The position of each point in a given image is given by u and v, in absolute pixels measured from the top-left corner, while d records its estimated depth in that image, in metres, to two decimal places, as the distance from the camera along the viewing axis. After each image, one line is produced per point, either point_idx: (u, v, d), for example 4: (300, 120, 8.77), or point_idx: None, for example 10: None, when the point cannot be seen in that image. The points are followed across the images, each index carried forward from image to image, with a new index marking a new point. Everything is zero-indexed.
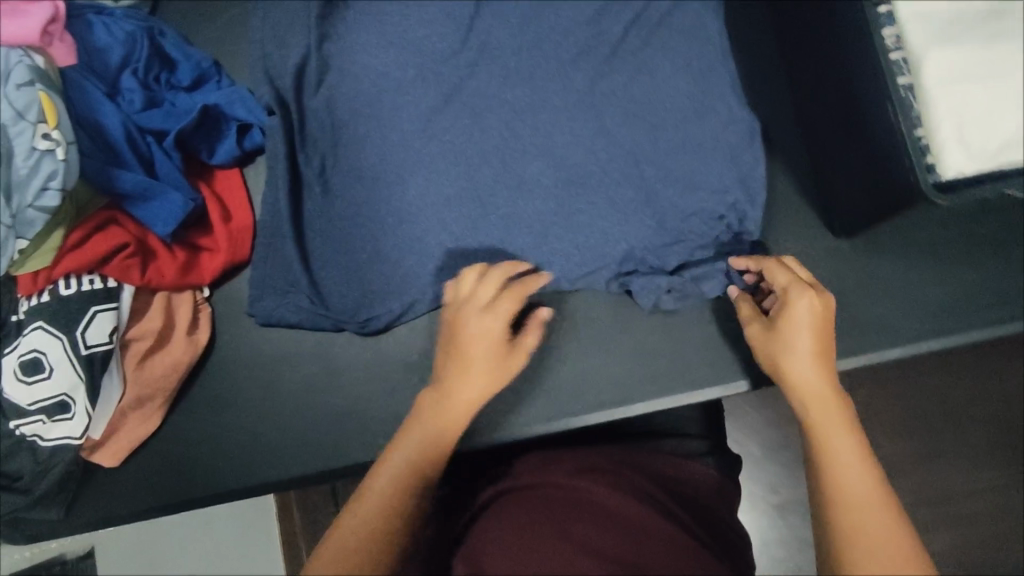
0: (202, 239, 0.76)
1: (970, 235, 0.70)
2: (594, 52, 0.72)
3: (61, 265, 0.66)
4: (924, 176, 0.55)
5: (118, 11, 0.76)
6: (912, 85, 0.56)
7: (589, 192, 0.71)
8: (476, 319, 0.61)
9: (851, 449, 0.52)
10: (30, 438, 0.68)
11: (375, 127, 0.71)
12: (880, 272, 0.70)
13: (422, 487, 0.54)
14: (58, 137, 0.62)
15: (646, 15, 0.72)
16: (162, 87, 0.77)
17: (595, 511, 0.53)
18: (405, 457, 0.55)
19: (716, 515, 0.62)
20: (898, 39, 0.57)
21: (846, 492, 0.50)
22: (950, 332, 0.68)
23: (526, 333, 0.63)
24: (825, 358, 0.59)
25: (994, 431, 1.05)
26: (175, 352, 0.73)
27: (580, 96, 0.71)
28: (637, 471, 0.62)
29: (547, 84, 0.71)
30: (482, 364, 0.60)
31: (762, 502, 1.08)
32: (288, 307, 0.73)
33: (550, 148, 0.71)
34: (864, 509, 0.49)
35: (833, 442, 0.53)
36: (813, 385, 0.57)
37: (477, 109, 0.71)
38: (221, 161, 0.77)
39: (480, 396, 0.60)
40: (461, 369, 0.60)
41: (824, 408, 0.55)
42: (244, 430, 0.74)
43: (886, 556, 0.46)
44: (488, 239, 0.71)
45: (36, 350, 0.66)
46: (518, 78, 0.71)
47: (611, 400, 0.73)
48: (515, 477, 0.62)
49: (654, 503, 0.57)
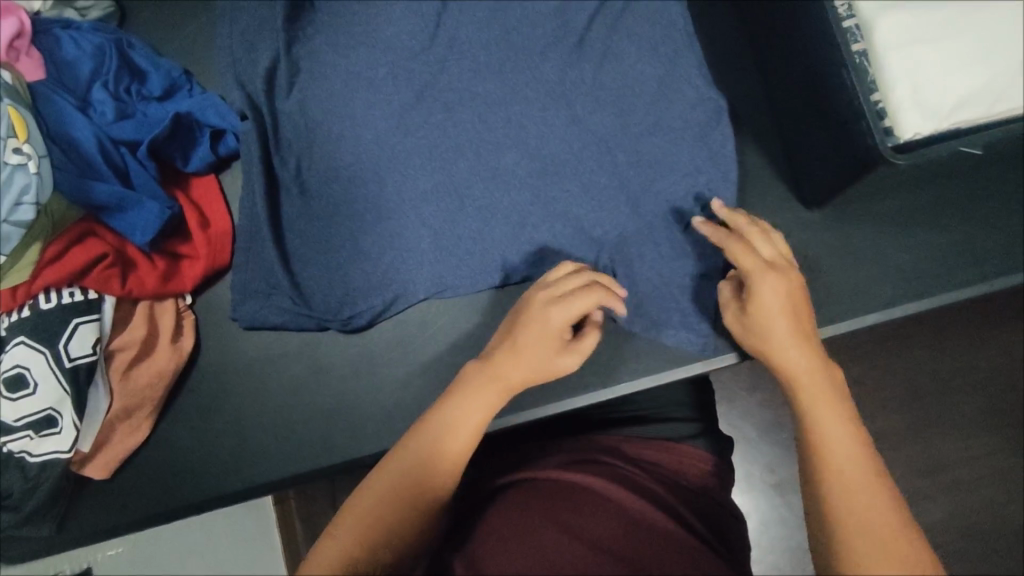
0: (181, 246, 0.76)
1: (944, 201, 0.71)
2: (562, 41, 0.72)
3: (41, 279, 0.66)
4: (880, 138, 0.57)
5: (86, 25, 0.76)
6: (866, 51, 0.57)
7: (565, 179, 0.71)
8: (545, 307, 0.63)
9: (849, 439, 0.52)
10: (17, 456, 0.67)
11: (347, 126, 0.70)
12: (856, 241, 0.71)
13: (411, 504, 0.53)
14: (29, 151, 0.62)
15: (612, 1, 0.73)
16: (132, 98, 0.76)
17: (590, 502, 0.53)
18: (453, 429, 0.57)
19: (703, 491, 0.63)
20: (850, 6, 0.58)
21: (833, 462, 0.50)
22: (925, 296, 0.70)
23: (586, 335, 0.64)
24: (809, 344, 0.58)
25: (984, 396, 1.06)
26: (160, 361, 0.73)
27: (551, 86, 0.71)
28: (626, 459, 0.62)
29: (517, 75, 0.72)
30: (534, 350, 0.61)
31: (759, 482, 1.09)
32: (270, 309, 0.74)
33: (523, 138, 0.71)
34: (848, 478, 0.49)
35: (831, 434, 0.52)
36: (796, 361, 0.56)
37: (450, 104, 0.71)
38: (196, 168, 0.77)
39: (527, 380, 0.61)
40: (512, 353, 0.61)
41: (820, 399, 0.54)
42: (233, 436, 0.74)
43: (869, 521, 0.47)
44: (467, 231, 0.71)
45: (20, 365, 0.66)
46: (488, 71, 0.72)
47: (597, 382, 0.74)
48: (504, 473, 0.62)
49: (642, 487, 0.57)
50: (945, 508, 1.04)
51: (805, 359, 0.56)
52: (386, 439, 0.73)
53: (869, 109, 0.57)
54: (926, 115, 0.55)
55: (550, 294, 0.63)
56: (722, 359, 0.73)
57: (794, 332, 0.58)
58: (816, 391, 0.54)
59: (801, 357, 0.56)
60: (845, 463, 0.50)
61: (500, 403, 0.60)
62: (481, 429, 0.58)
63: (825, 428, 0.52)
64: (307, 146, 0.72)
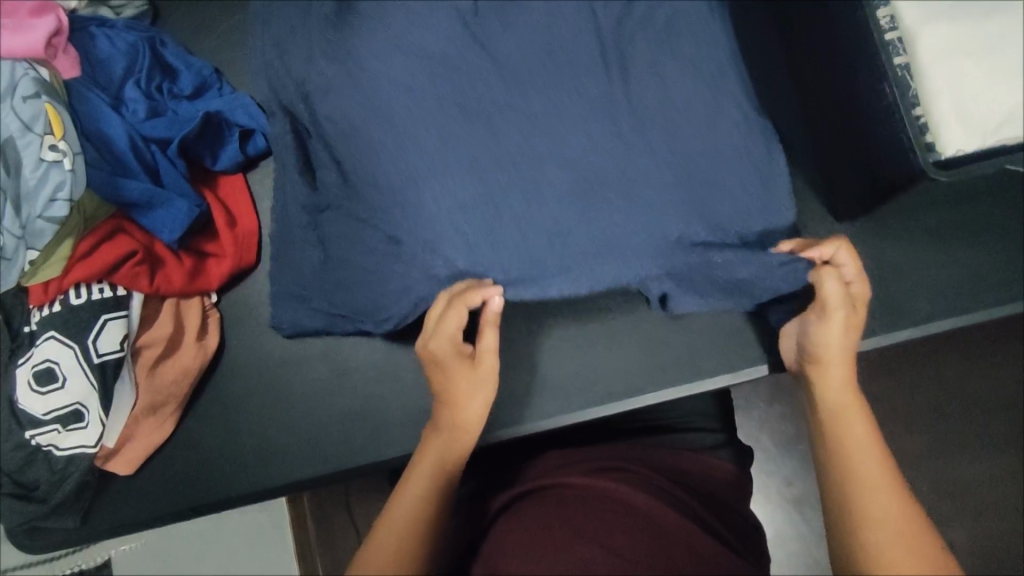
0: (208, 245, 0.77)
1: (979, 217, 0.70)
2: (609, 55, 0.68)
3: (72, 275, 0.68)
4: (924, 154, 0.56)
5: (120, 23, 0.78)
6: (909, 64, 0.56)
7: (608, 194, 0.65)
8: (448, 337, 0.63)
9: (891, 498, 0.53)
10: (45, 448, 0.69)
11: (381, 139, 0.65)
12: (888, 255, 0.70)
13: (427, 534, 0.55)
14: (64, 148, 0.63)
15: (659, 11, 0.69)
16: (164, 97, 0.78)
17: (610, 509, 0.52)
18: (433, 469, 0.58)
19: (725, 509, 0.61)
20: (893, 19, 0.56)
21: (860, 471, 0.55)
22: (960, 312, 0.68)
23: (484, 335, 0.64)
24: (851, 385, 0.60)
25: (1010, 414, 1.04)
26: (185, 358, 0.73)
27: (595, 100, 0.66)
28: (651, 468, 0.62)
29: (558, 88, 0.66)
30: (465, 374, 0.64)
31: (775, 494, 1.08)
32: (303, 312, 0.75)
33: (568, 152, 0.66)
34: (873, 486, 0.54)
35: (871, 489, 0.54)
36: (836, 379, 0.61)
37: (490, 118, 0.66)
38: (225, 166, 0.78)
39: (483, 403, 0.64)
40: (453, 396, 0.64)
41: (858, 453, 0.56)
42: (255, 435, 0.75)
43: (893, 527, 0.51)
44: (506, 248, 0.65)
45: (50, 359, 0.67)
46: (531, 86, 0.67)
47: (619, 391, 0.74)
48: (525, 478, 0.62)
49: (665, 494, 0.57)
50: (967, 526, 1.02)
51: (845, 407, 0.59)
52: (407, 442, 0.73)
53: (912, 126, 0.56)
54: (973, 131, 0.54)
55: (431, 332, 0.64)
56: (755, 369, 0.74)
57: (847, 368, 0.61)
58: (855, 445, 0.56)
59: (839, 406, 0.59)
60: (883, 523, 0.52)
61: (473, 433, 0.63)
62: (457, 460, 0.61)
63: (860, 483, 0.54)
64: None
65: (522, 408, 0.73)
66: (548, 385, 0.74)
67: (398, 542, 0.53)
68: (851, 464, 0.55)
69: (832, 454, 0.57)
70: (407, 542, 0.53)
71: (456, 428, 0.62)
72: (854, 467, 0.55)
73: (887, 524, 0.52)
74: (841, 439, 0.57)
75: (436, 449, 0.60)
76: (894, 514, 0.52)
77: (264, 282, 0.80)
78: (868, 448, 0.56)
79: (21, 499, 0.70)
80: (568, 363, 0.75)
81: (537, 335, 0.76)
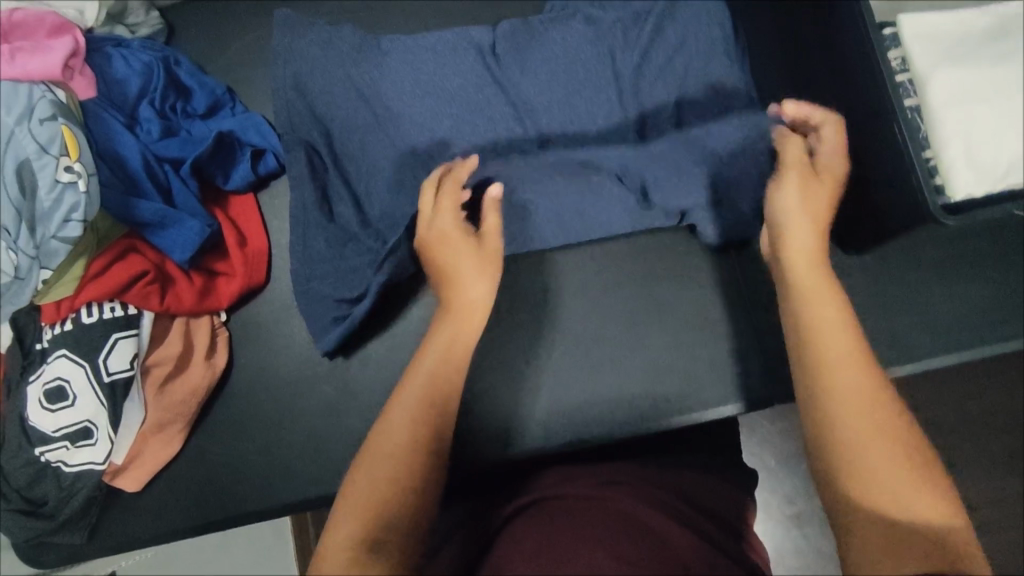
0: (218, 264, 0.77)
1: (988, 251, 0.70)
2: (620, 103, 0.77)
3: (84, 294, 0.68)
4: (931, 198, 0.56)
5: (136, 43, 0.79)
6: (919, 106, 0.58)
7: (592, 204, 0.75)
8: (441, 212, 0.66)
9: (864, 381, 0.48)
10: (54, 465, 0.70)
11: (409, 177, 0.76)
12: (895, 288, 0.70)
13: (412, 498, 0.49)
14: (80, 170, 0.64)
15: (666, 64, 0.77)
16: (178, 116, 0.80)
17: (616, 519, 0.53)
18: (415, 403, 0.52)
19: (734, 525, 0.61)
20: (904, 61, 0.58)
21: (830, 354, 0.49)
22: (965, 347, 0.68)
23: (484, 215, 0.66)
24: (817, 255, 0.56)
25: (1015, 440, 1.04)
26: (194, 377, 0.74)
27: (598, 139, 0.77)
28: (655, 482, 0.62)
29: (573, 126, 0.77)
30: (470, 260, 0.62)
31: (777, 511, 1.08)
32: (342, 327, 0.74)
33: (568, 177, 0.76)
34: (842, 367, 0.48)
35: (841, 373, 0.48)
36: (805, 250, 0.57)
37: (506, 160, 0.76)
38: (236, 186, 0.79)
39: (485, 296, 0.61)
40: (452, 284, 0.61)
41: (830, 335, 0.50)
42: (261, 454, 0.75)
43: (861, 411, 0.47)
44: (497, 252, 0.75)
45: (61, 378, 0.68)
46: (546, 132, 0.77)
47: (628, 421, 0.73)
48: (526, 490, 0.63)
49: (670, 510, 0.57)
50: None
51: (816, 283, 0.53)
52: None
53: (920, 165, 0.56)
54: (980, 176, 0.55)
55: (430, 207, 0.67)
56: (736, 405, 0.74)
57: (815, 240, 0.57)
58: (827, 325, 0.51)
59: (805, 281, 0.54)
60: (855, 413, 0.47)
61: (450, 364, 0.55)
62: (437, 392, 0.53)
63: (831, 375, 0.49)
64: (369, 175, 0.77)
65: (527, 433, 0.73)
66: (554, 409, 0.74)
67: (372, 503, 0.48)
68: (824, 353, 0.49)
69: (802, 336, 0.51)
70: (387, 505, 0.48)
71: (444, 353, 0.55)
72: (825, 353, 0.49)
73: (854, 408, 0.47)
74: (811, 319, 0.51)
75: (418, 385, 0.53)
76: (869, 403, 0.47)
77: (272, 302, 0.79)
78: (840, 325, 0.50)
79: (28, 515, 0.71)
80: (575, 390, 0.74)
81: (546, 360, 0.75)
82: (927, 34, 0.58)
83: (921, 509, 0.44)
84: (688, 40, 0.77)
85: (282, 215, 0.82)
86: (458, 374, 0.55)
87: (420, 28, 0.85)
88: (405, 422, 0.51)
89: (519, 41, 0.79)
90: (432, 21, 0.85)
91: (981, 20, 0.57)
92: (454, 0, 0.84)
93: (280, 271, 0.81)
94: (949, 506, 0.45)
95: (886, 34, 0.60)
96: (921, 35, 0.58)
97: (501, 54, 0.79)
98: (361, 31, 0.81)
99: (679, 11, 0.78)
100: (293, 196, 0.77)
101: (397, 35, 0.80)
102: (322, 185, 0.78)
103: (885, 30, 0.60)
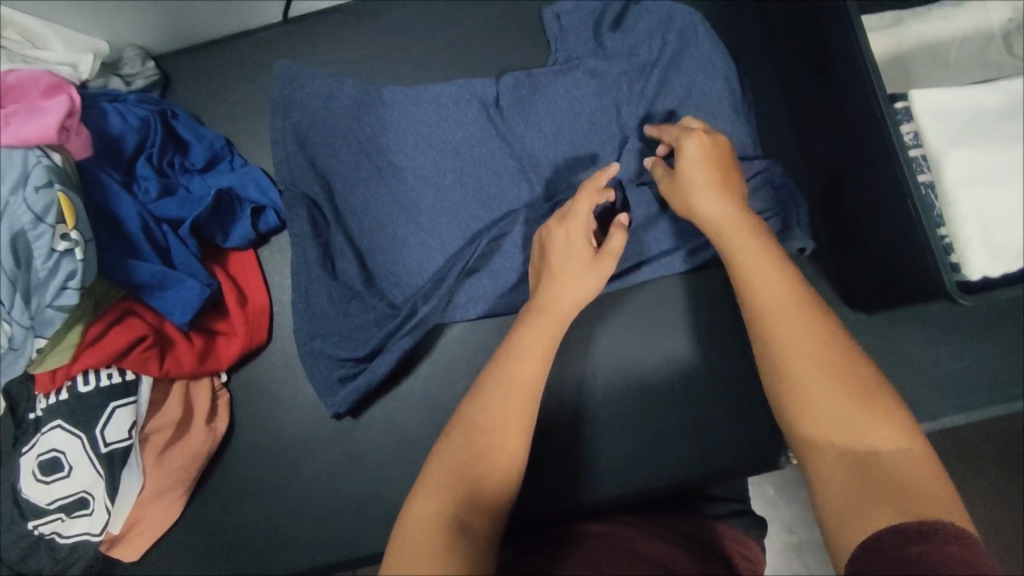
0: (218, 323, 0.75)
1: (994, 309, 0.70)
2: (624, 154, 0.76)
3: (80, 361, 0.66)
4: (949, 275, 0.58)
5: (131, 97, 0.77)
6: (932, 182, 0.60)
7: None
8: (560, 227, 0.65)
9: (798, 327, 0.48)
10: (49, 537, 0.68)
11: (413, 231, 0.75)
12: (903, 346, 0.70)
13: (495, 494, 0.49)
14: (77, 237, 0.60)
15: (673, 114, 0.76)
16: (176, 171, 0.78)
17: (624, 554, 0.52)
18: (498, 403, 0.52)
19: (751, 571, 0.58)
20: (916, 136, 0.61)
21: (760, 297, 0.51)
22: (973, 405, 0.68)
23: (610, 238, 0.64)
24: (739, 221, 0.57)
25: None
26: (194, 442, 0.72)
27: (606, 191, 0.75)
28: (663, 524, 0.60)
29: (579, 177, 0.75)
30: (573, 270, 0.62)
31: (792, 556, 0.96)
32: (351, 392, 0.73)
33: None
34: (776, 307, 0.50)
35: (776, 314, 0.49)
36: (716, 212, 0.58)
37: (511, 212, 0.75)
38: (236, 244, 0.77)
39: (579, 301, 0.61)
40: (553, 284, 0.62)
41: (763, 285, 0.51)
42: (263, 519, 0.73)
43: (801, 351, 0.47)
44: (502, 305, 0.74)
45: (56, 449, 0.66)
46: (553, 184, 0.76)
47: (643, 483, 0.71)
48: (538, 537, 0.61)
49: (683, 548, 0.55)
50: None
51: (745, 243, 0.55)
52: None
53: (936, 240, 0.58)
54: (994, 255, 0.57)
55: (557, 214, 0.66)
56: (748, 459, 0.71)
57: (730, 214, 0.58)
58: (761, 286, 0.51)
59: (736, 244, 0.55)
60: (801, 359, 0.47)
61: (541, 372, 0.55)
62: (536, 390, 0.54)
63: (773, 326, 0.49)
64: (371, 232, 0.76)
65: (538, 496, 0.71)
66: (563, 471, 0.72)
67: (445, 501, 0.47)
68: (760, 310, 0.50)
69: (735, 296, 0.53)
70: (456, 501, 0.47)
71: (551, 347, 0.57)
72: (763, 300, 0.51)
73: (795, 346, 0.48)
74: (742, 280, 0.53)
75: (500, 394, 0.52)
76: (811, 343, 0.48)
77: (273, 362, 0.78)
78: (772, 280, 0.51)
79: None
80: (584, 450, 0.72)
81: (554, 421, 0.73)
82: (939, 113, 0.60)
83: (871, 441, 0.43)
84: (699, 86, 0.76)
85: (283, 270, 0.81)
86: (531, 417, 0.53)
87: (421, 77, 0.84)
88: (499, 415, 0.51)
89: (523, 95, 0.78)
90: (435, 70, 0.84)
91: (990, 98, 0.60)
92: (458, 50, 0.84)
93: (280, 330, 0.79)
94: (900, 429, 0.44)
95: (898, 108, 0.62)
96: (934, 114, 0.60)
97: (502, 105, 0.78)
98: (364, 84, 0.80)
99: (684, 59, 0.77)
100: (296, 253, 0.76)
101: (398, 87, 0.79)
102: (324, 242, 0.76)
103: (898, 104, 0.62)
